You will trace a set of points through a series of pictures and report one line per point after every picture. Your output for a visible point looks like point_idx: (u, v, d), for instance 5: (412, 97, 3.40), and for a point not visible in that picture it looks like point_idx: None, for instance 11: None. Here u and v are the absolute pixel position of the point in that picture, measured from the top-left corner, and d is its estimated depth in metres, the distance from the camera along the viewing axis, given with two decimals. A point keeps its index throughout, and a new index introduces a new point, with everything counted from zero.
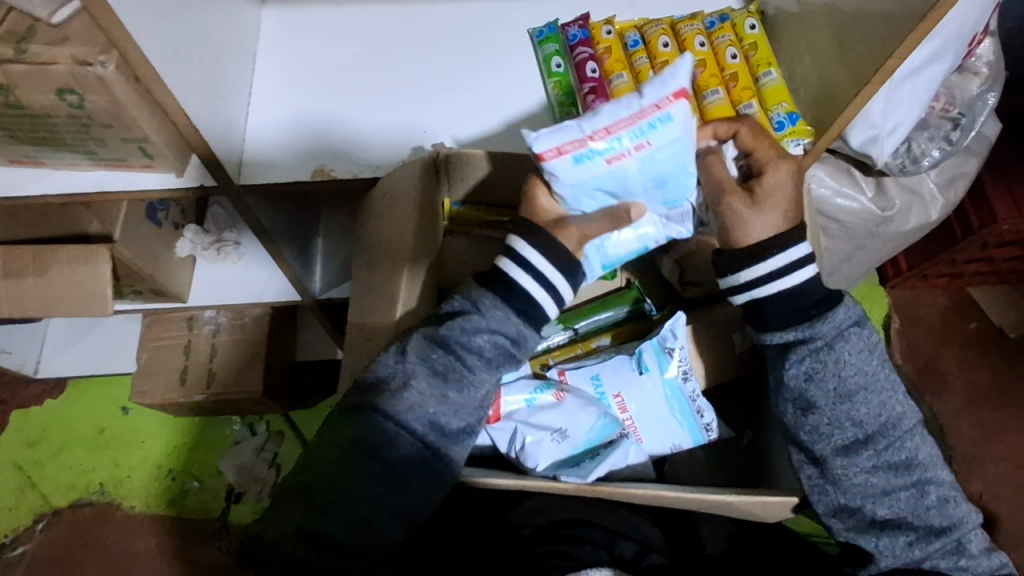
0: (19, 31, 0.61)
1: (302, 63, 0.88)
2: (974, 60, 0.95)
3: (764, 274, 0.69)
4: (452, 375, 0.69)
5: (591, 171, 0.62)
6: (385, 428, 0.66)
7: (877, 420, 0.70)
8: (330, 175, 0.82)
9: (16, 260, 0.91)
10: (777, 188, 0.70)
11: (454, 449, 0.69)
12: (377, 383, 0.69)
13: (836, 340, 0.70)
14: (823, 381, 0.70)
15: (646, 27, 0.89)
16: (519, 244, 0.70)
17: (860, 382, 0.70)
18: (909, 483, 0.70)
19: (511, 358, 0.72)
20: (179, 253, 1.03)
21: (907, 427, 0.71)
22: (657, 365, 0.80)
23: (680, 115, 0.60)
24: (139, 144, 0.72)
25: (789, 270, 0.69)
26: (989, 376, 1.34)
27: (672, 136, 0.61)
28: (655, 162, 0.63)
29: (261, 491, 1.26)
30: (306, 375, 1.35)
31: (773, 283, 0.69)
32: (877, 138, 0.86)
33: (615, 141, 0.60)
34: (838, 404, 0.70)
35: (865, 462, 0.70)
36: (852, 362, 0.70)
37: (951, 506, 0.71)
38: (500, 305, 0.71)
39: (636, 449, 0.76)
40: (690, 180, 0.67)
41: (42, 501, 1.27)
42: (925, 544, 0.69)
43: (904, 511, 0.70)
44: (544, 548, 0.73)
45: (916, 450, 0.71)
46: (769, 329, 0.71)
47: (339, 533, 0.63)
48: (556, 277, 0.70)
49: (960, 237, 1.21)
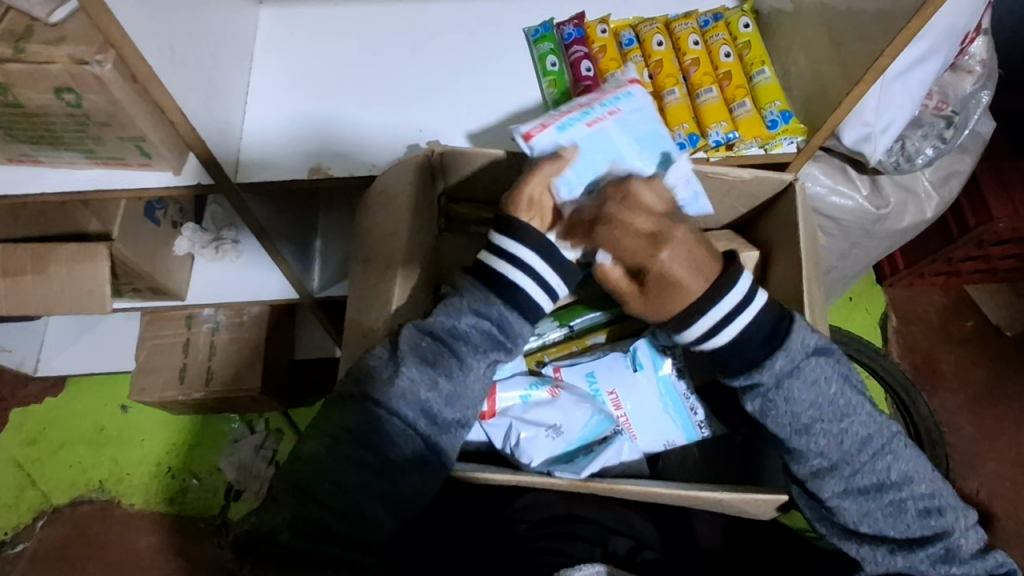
0: (16, 30, 0.62)
1: (299, 62, 0.89)
2: (967, 58, 0.95)
3: (698, 335, 0.69)
4: (440, 361, 0.69)
5: (581, 137, 0.73)
6: (376, 415, 0.67)
7: (841, 447, 0.69)
8: (326, 174, 0.83)
9: (15, 258, 0.92)
10: (671, 267, 0.66)
11: (444, 438, 0.69)
12: (368, 372, 0.69)
13: (784, 378, 0.68)
14: (777, 417, 0.69)
15: (641, 26, 0.90)
16: (510, 242, 0.70)
17: (814, 415, 0.69)
18: (884, 502, 0.69)
19: (500, 346, 0.71)
20: (178, 250, 1.05)
21: (877, 448, 0.69)
22: (651, 363, 0.82)
23: (631, 94, 0.78)
24: (136, 142, 0.73)
25: (719, 327, 0.68)
26: (985, 374, 1.35)
27: (630, 103, 0.77)
28: (627, 126, 0.75)
29: (260, 488, 1.27)
30: (304, 373, 1.36)
31: (708, 343, 0.69)
32: (870, 135, 0.87)
33: (587, 114, 0.74)
34: (798, 437, 0.69)
35: (832, 488, 0.69)
36: (802, 397, 0.68)
37: (933, 516, 0.69)
38: (480, 289, 0.71)
39: (629, 445, 0.77)
40: (667, 144, 0.77)
41: (42, 499, 1.28)
42: (908, 554, 0.68)
43: (884, 527, 0.69)
44: (536, 544, 0.73)
45: (889, 469, 0.69)
46: (729, 374, 0.71)
47: (333, 522, 0.64)
48: (552, 276, 0.71)
49: (956, 235, 1.21)
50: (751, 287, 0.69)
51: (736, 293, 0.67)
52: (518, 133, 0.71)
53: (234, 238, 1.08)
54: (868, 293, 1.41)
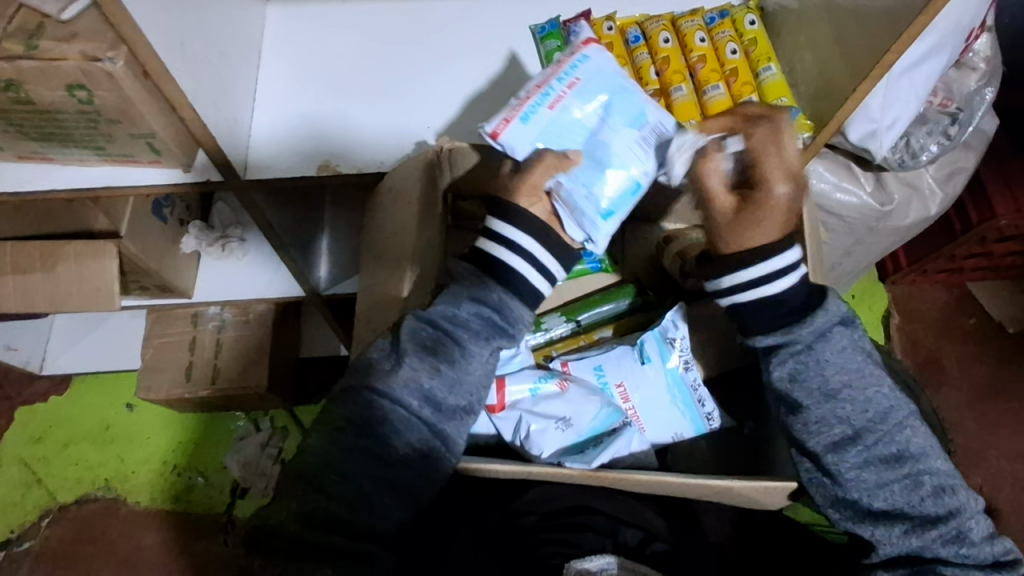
0: (29, 28, 0.62)
1: (307, 61, 0.89)
2: (971, 55, 0.95)
3: (746, 281, 0.69)
4: (441, 349, 0.70)
5: (546, 123, 0.70)
6: (379, 405, 0.67)
7: (863, 415, 0.70)
8: (335, 171, 0.83)
9: (23, 256, 0.92)
10: (792, 200, 0.67)
11: (449, 425, 0.69)
12: (370, 364, 0.70)
13: (817, 341, 0.70)
14: (807, 379, 0.70)
15: (647, 23, 0.90)
16: (499, 224, 0.72)
17: (843, 379, 0.70)
18: (902, 474, 0.69)
19: (501, 331, 0.72)
20: (185, 249, 1.05)
21: (898, 419, 0.71)
22: (659, 355, 0.82)
23: (591, 52, 0.72)
24: (147, 139, 0.73)
25: (777, 277, 0.68)
26: (988, 371, 1.35)
27: (590, 70, 0.71)
28: (588, 94, 0.71)
29: (266, 486, 1.27)
30: (309, 371, 1.36)
31: (754, 291, 0.69)
32: (875, 132, 0.87)
33: (546, 95, 0.70)
34: (823, 403, 0.70)
35: (854, 458, 0.69)
36: (832, 361, 0.70)
37: (948, 495, 0.70)
38: (480, 277, 0.72)
39: (639, 437, 0.77)
40: (640, 101, 0.73)
41: (48, 497, 1.28)
42: (922, 533, 0.69)
43: (899, 502, 0.70)
44: (546, 535, 0.74)
45: (908, 442, 0.70)
46: (754, 332, 0.71)
47: (342, 512, 0.64)
48: (545, 257, 0.72)
49: (958, 232, 1.22)
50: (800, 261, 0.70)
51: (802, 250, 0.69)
52: (484, 131, 0.69)
53: (241, 236, 1.09)
54: (871, 291, 1.41)
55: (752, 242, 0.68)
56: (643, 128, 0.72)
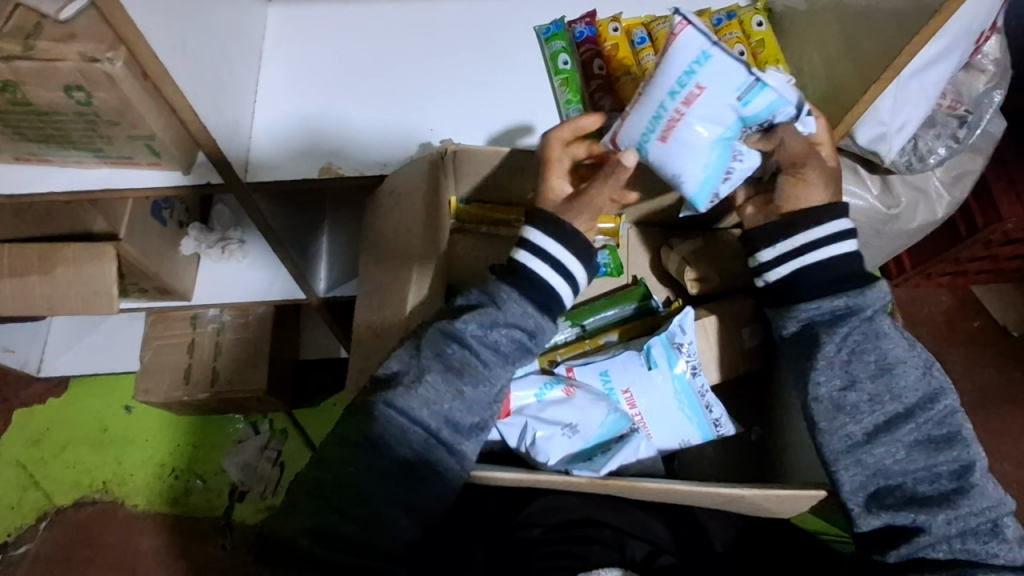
0: (26, 27, 0.61)
1: (308, 62, 0.88)
2: (981, 57, 0.94)
3: (809, 242, 0.74)
4: (467, 370, 0.69)
5: (684, 68, 0.60)
6: (397, 423, 0.66)
7: (915, 394, 0.72)
8: (337, 173, 0.82)
9: (20, 258, 0.91)
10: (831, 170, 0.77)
11: (468, 446, 0.69)
12: (391, 376, 0.69)
13: (877, 315, 0.74)
14: (864, 354, 0.72)
15: (654, 24, 0.88)
16: (530, 232, 0.71)
17: (898, 355, 0.72)
18: (951, 459, 0.70)
19: (526, 353, 0.72)
20: (185, 251, 1.04)
21: (948, 405, 0.72)
22: (666, 360, 0.81)
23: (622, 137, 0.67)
24: (146, 141, 0.72)
25: (836, 240, 0.74)
26: (992, 375, 1.34)
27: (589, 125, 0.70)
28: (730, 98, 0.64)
29: (265, 489, 1.26)
30: (309, 374, 1.34)
31: (810, 253, 0.74)
32: (885, 135, 0.86)
33: (690, 76, 0.60)
34: (880, 376, 0.72)
35: (906, 436, 0.71)
36: (890, 337, 0.73)
37: (995, 487, 0.70)
38: (516, 297, 0.70)
39: (646, 443, 0.76)
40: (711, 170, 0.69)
41: (45, 500, 1.27)
42: (964, 521, 0.68)
43: (943, 486, 0.70)
44: (550, 548, 0.74)
45: (960, 427, 0.71)
46: (801, 301, 0.75)
47: (348, 526, 0.64)
48: (572, 265, 0.71)
49: (964, 235, 1.20)
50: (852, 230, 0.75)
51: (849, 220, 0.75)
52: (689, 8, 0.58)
53: (240, 238, 1.07)
54: None
55: (810, 201, 0.75)
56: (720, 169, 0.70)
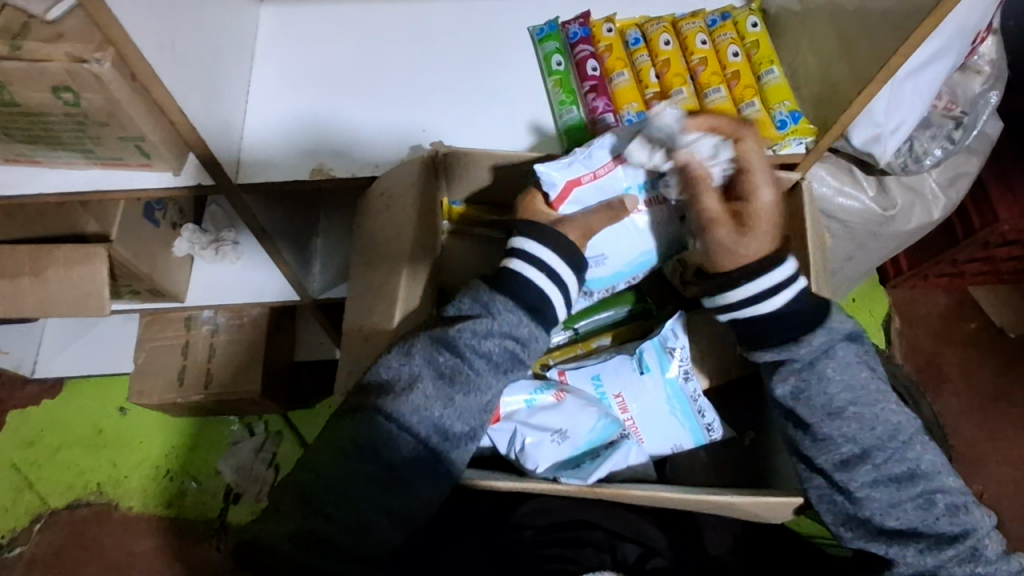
0: (13, 27, 0.61)
1: (300, 62, 0.87)
2: (977, 58, 0.94)
3: (740, 300, 0.69)
4: (458, 377, 0.68)
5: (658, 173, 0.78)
6: (386, 430, 0.66)
7: (870, 434, 0.70)
8: (328, 174, 0.81)
9: (12, 259, 0.90)
10: (765, 213, 0.68)
11: (456, 453, 0.68)
12: (381, 383, 0.69)
13: (819, 358, 0.70)
14: (810, 398, 0.70)
15: (647, 25, 0.89)
16: (521, 242, 0.72)
17: (848, 398, 0.70)
18: (915, 494, 0.69)
19: (520, 363, 0.71)
20: (178, 252, 1.03)
21: (905, 438, 0.71)
22: (658, 365, 0.80)
23: (578, 197, 0.75)
24: (136, 143, 0.71)
25: (768, 296, 0.69)
26: (989, 377, 1.34)
27: (555, 169, 0.73)
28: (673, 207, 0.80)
29: (260, 491, 1.25)
30: (304, 375, 1.34)
31: (751, 308, 0.69)
32: (879, 137, 0.86)
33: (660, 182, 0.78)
34: (829, 420, 0.70)
35: (863, 476, 0.69)
36: (836, 379, 0.70)
37: (963, 513, 0.69)
38: (511, 305, 0.70)
39: (636, 449, 0.76)
40: (627, 270, 0.82)
41: (39, 502, 1.27)
42: (938, 552, 0.68)
43: (912, 520, 0.69)
44: (544, 551, 0.73)
45: (917, 460, 0.70)
46: (755, 347, 0.72)
47: (336, 533, 0.63)
48: (563, 271, 0.72)
49: (960, 236, 1.20)
50: (789, 275, 0.69)
51: (773, 276, 0.68)
52: None
53: (234, 240, 1.06)
54: (871, 294, 1.40)
55: (735, 252, 0.68)
56: (627, 275, 0.83)
